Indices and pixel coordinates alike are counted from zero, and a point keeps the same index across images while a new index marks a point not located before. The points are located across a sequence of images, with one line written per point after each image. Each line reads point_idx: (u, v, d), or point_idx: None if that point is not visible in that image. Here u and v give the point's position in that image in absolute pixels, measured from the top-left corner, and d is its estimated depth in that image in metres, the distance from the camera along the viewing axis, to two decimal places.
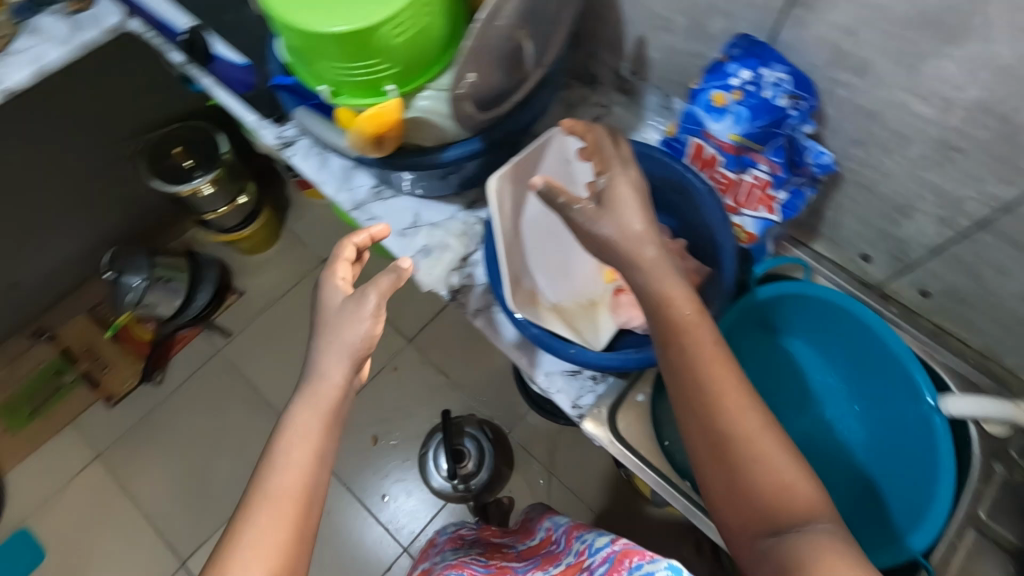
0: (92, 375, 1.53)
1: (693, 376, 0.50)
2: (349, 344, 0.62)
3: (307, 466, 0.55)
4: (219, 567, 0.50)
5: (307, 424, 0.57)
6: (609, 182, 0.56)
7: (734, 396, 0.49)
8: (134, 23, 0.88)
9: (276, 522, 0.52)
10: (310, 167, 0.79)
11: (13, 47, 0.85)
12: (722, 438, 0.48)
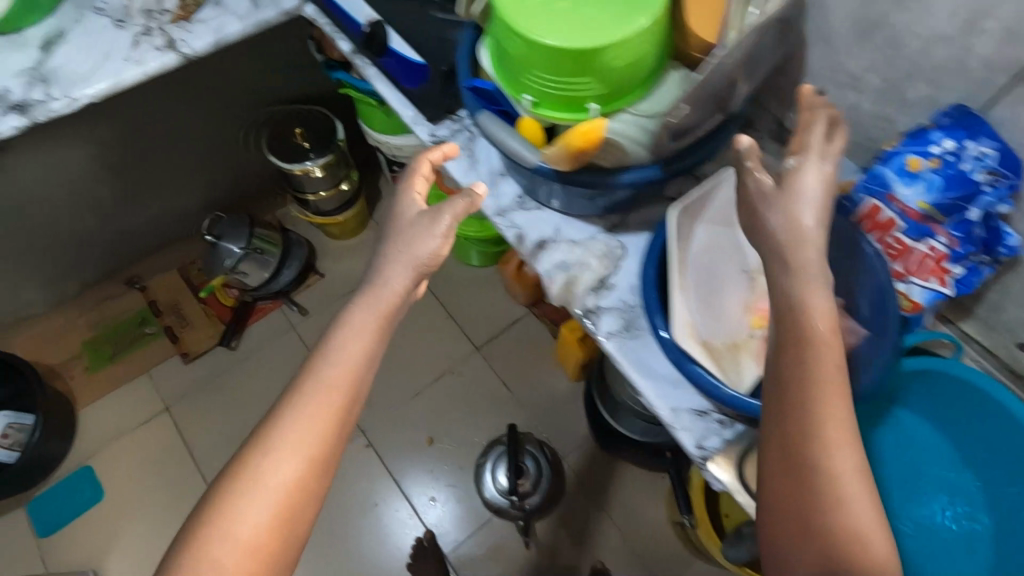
0: (173, 331, 1.58)
1: (801, 391, 0.47)
2: (418, 258, 0.66)
3: (359, 360, 0.60)
4: (269, 423, 0.58)
5: (363, 320, 0.62)
6: (798, 166, 0.53)
7: (839, 430, 0.46)
8: (310, 9, 0.92)
9: (323, 402, 0.58)
10: (458, 169, 0.81)
11: (199, 16, 0.91)
12: (809, 463, 0.46)
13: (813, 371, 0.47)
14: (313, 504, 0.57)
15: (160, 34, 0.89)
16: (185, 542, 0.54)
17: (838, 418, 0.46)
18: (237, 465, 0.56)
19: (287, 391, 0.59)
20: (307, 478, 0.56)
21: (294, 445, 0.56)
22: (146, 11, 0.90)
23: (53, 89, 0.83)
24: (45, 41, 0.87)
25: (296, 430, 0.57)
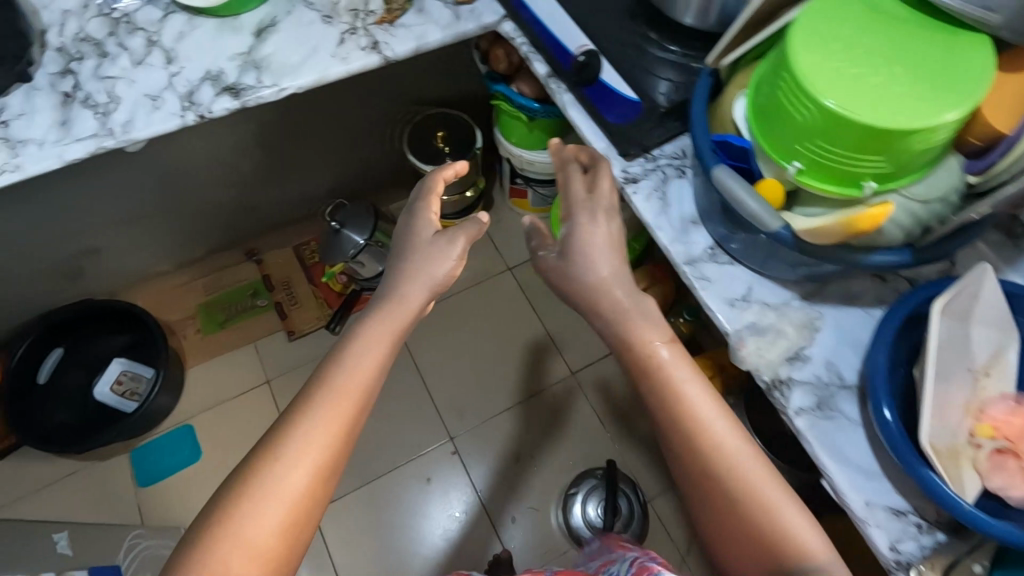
0: (282, 309, 1.62)
1: (671, 409, 0.65)
2: (433, 278, 0.71)
3: (369, 373, 0.64)
4: (278, 436, 0.59)
5: (378, 333, 0.67)
6: (571, 231, 0.71)
7: (722, 434, 0.63)
8: (508, 26, 0.92)
9: (338, 407, 0.61)
10: (649, 209, 0.79)
11: (401, 22, 0.92)
12: (702, 466, 0.62)
13: (679, 396, 0.64)
14: (317, 508, 0.58)
15: (365, 36, 0.90)
16: (184, 562, 0.53)
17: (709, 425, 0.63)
18: (243, 476, 0.57)
19: (292, 407, 0.61)
20: (317, 485, 0.58)
21: (305, 453, 0.58)
22: (352, 10, 0.92)
23: (265, 76, 0.86)
24: (259, 28, 0.90)
25: (312, 437, 0.59)
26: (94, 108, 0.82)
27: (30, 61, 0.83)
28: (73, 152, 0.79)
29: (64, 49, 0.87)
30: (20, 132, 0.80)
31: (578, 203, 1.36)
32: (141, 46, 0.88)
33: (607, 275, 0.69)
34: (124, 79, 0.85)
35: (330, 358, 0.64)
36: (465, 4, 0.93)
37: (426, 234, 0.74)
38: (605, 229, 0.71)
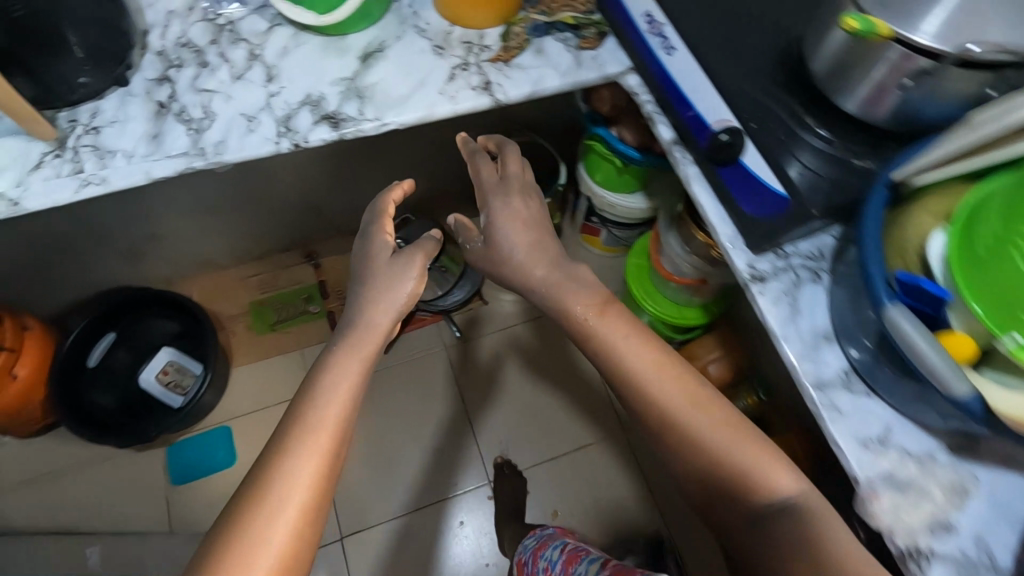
0: (335, 318, 1.57)
1: (627, 384, 0.69)
2: (405, 290, 0.75)
3: (343, 403, 0.67)
4: (260, 486, 0.61)
5: (347, 362, 0.70)
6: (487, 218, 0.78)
7: (682, 396, 0.67)
8: (633, 80, 0.84)
9: (325, 415, 0.65)
10: (776, 315, 0.69)
11: (517, 62, 0.84)
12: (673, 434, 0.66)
13: (624, 366, 0.69)
14: (319, 524, 0.62)
15: (477, 73, 0.83)
16: None
17: (667, 389, 0.68)
18: (232, 523, 0.59)
19: (274, 442, 0.63)
20: (317, 497, 0.61)
21: (299, 472, 0.61)
22: (466, 43, 0.86)
23: (368, 108, 0.80)
24: (366, 52, 0.84)
25: (303, 463, 0.62)
26: (188, 122, 0.77)
27: (129, 65, 0.79)
28: (161, 169, 0.74)
29: (165, 53, 0.83)
30: (111, 141, 0.75)
31: (662, 258, 1.26)
32: (242, 59, 0.83)
33: (530, 253, 0.75)
34: (222, 93, 0.80)
35: (302, 398, 0.67)
36: (589, 50, 0.85)
37: (379, 252, 0.77)
38: (520, 208, 0.78)
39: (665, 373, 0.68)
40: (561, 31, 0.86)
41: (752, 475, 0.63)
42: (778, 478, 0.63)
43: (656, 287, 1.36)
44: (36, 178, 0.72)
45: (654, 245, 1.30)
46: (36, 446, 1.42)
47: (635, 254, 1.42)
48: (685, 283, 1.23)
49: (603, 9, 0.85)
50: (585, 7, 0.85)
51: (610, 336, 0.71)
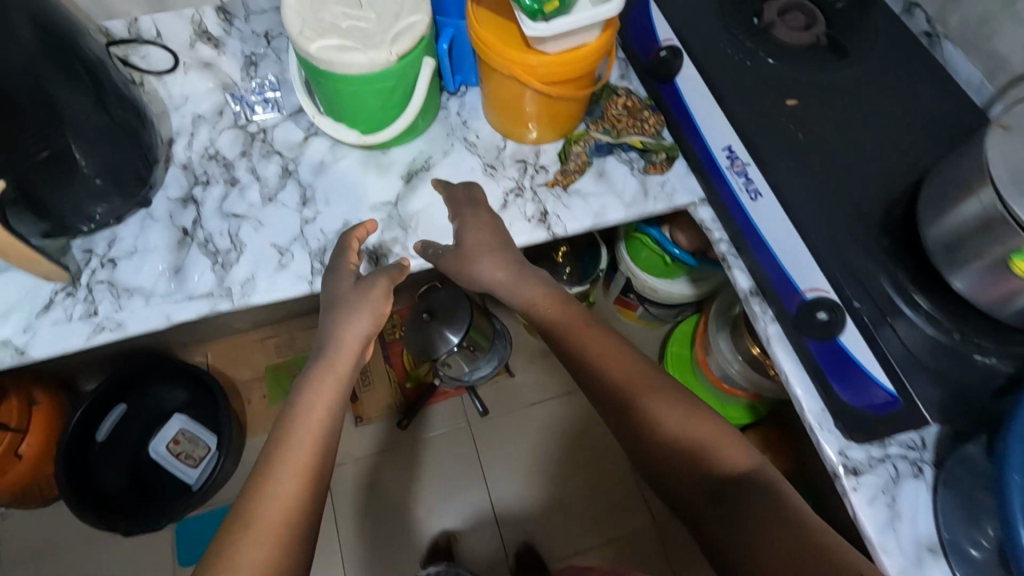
0: (354, 390, 1.47)
1: (594, 378, 0.64)
2: (376, 308, 0.65)
3: (321, 425, 0.57)
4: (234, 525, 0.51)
5: (325, 384, 0.60)
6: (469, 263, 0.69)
7: (624, 370, 0.63)
8: (706, 212, 0.75)
9: (316, 409, 0.58)
10: (874, 520, 0.61)
11: (577, 186, 0.76)
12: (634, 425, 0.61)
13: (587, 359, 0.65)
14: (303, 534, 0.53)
15: (532, 201, 0.75)
16: None
17: (617, 360, 0.64)
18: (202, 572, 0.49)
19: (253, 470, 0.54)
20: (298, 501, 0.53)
21: (291, 474, 0.53)
22: (521, 163, 0.78)
23: (411, 242, 0.72)
24: (410, 170, 0.76)
25: (282, 490, 0.52)
26: (213, 254, 0.70)
27: (152, 186, 0.72)
28: (183, 313, 0.67)
29: (190, 166, 0.75)
30: (128, 276, 0.68)
31: (708, 359, 1.19)
32: (275, 176, 0.75)
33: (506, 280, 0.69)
34: (251, 219, 0.72)
35: (280, 426, 0.57)
36: (656, 175, 0.77)
37: (344, 270, 0.67)
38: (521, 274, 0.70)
39: (617, 353, 0.64)
40: (625, 151, 0.78)
41: (715, 467, 0.57)
42: (733, 448, 0.58)
43: (695, 380, 1.26)
44: (45, 322, 0.65)
45: (701, 342, 1.21)
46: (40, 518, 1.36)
47: (675, 342, 1.33)
48: (740, 394, 1.17)
49: (675, 132, 0.77)
50: (655, 128, 0.76)
51: (570, 325, 0.67)
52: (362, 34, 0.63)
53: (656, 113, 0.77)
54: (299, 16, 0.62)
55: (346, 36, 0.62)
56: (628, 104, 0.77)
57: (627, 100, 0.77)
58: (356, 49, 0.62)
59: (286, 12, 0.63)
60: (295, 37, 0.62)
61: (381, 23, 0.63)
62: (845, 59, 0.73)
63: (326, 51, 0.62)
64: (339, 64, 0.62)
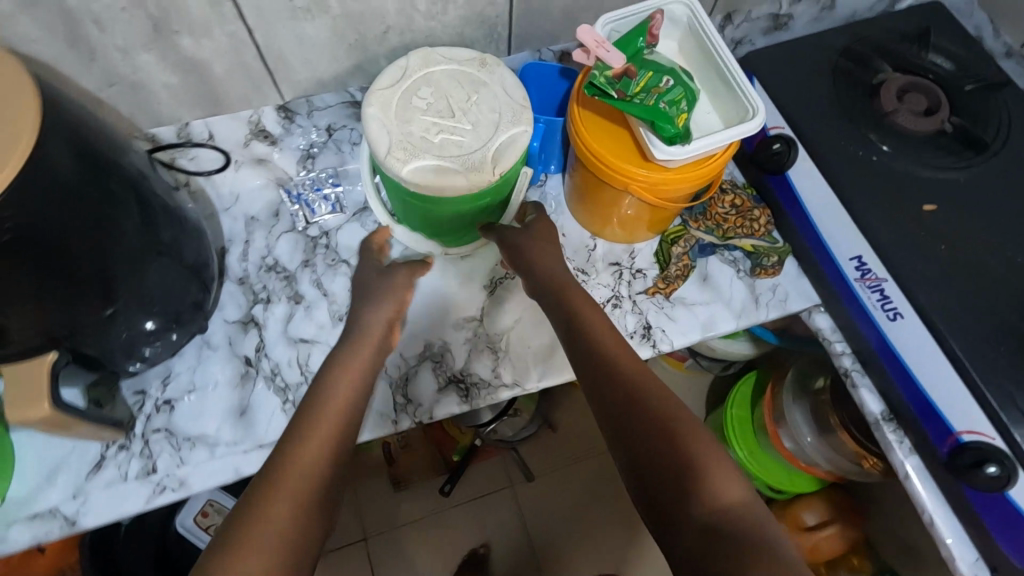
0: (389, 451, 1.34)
1: (593, 359, 0.53)
2: (399, 295, 0.63)
3: (351, 394, 0.53)
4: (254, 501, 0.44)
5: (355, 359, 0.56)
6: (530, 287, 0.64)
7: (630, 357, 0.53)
8: (824, 321, 0.68)
9: (345, 384, 0.53)
10: None
11: (679, 293, 0.69)
12: (628, 423, 0.49)
13: (592, 334, 0.55)
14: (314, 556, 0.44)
15: (632, 312, 0.67)
16: None
17: (621, 345, 0.54)
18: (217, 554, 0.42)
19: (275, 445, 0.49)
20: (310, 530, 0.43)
21: (319, 439, 0.49)
22: (614, 266, 0.70)
23: (504, 369, 0.64)
24: (493, 278, 0.68)
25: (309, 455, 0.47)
26: (283, 390, 0.62)
27: (209, 311, 0.63)
28: (253, 465, 0.59)
29: (247, 280, 0.67)
30: (189, 422, 0.60)
31: (781, 430, 1.09)
32: (343, 291, 0.66)
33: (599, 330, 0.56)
34: (321, 344, 0.64)
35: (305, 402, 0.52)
36: (766, 278, 0.69)
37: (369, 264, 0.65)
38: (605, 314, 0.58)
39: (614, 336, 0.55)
40: (730, 251, 0.70)
41: (704, 476, 0.45)
42: (728, 469, 0.46)
43: (759, 447, 1.18)
44: (96, 483, 0.57)
45: (769, 411, 1.12)
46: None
47: (735, 403, 1.25)
48: (821, 474, 1.08)
49: (786, 232, 0.70)
50: (766, 228, 0.69)
51: (579, 302, 0.58)
52: (460, 149, 0.54)
53: (764, 210, 0.70)
54: (388, 132, 0.54)
55: (443, 154, 0.54)
56: (736, 202, 0.70)
57: (734, 197, 0.70)
58: (455, 170, 0.54)
59: (371, 127, 0.54)
60: (384, 158, 0.54)
61: (480, 135, 0.55)
62: (982, 152, 0.66)
63: (421, 174, 0.53)
64: (436, 188, 0.53)
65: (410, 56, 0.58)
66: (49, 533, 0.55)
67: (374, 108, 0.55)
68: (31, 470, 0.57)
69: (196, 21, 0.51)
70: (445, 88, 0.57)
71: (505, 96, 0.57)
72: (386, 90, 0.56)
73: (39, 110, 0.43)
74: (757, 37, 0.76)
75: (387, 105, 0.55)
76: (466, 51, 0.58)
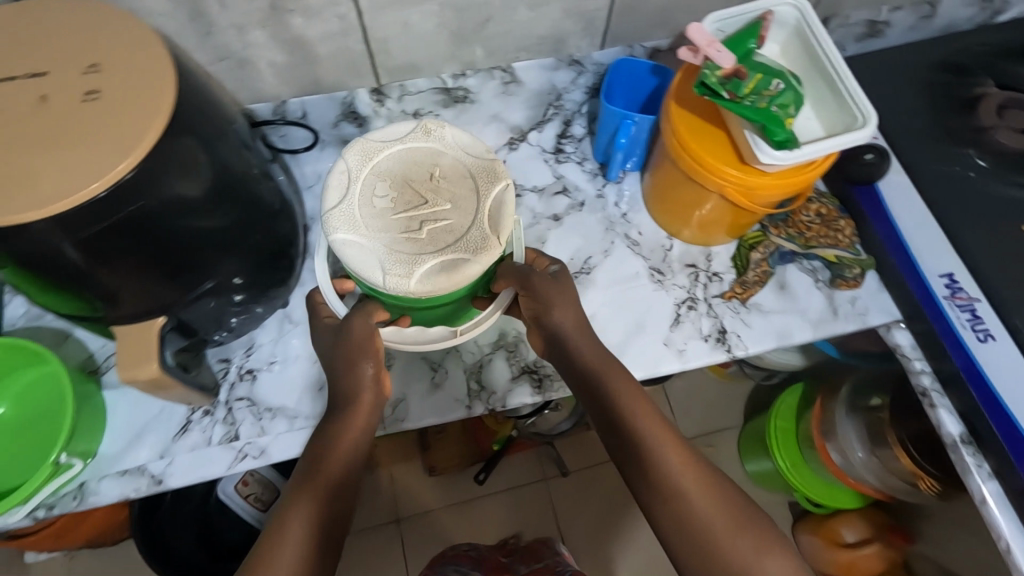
0: (424, 437, 1.34)
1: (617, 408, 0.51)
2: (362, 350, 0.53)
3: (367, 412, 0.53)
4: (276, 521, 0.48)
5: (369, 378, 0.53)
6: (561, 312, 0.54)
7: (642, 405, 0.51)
8: (904, 337, 0.67)
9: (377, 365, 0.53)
10: None
11: (755, 300, 0.68)
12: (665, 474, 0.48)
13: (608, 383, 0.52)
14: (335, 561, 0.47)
15: (708, 316, 0.67)
16: None
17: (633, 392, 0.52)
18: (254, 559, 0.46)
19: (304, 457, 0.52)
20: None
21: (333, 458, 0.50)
22: (691, 267, 0.69)
23: None
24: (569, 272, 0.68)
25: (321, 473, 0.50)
26: None
27: (292, 285, 0.65)
28: None
29: None
30: (270, 393, 0.61)
31: (830, 445, 1.05)
32: None
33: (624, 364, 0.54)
34: None
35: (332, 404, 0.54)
36: (847, 290, 0.68)
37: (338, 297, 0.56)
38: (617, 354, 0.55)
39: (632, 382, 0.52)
40: (809, 260, 0.69)
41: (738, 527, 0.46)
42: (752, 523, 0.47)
43: (803, 462, 1.15)
44: (182, 446, 0.59)
45: (817, 424, 1.07)
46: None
47: (779, 415, 1.21)
48: (868, 492, 1.04)
49: (872, 246, 0.68)
50: (850, 239, 0.68)
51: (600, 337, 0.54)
52: (454, 236, 0.50)
53: (850, 221, 0.69)
54: (377, 254, 0.49)
55: (439, 247, 0.49)
56: (821, 211, 0.69)
57: (820, 206, 0.69)
58: (460, 259, 0.49)
59: (354, 257, 0.49)
60: (385, 277, 0.49)
61: (464, 214, 0.50)
62: None
63: (430, 279, 0.49)
64: (452, 283, 0.49)
65: (348, 158, 0.52)
66: (137, 490, 0.57)
67: (352, 233, 0.49)
68: (120, 429, 0.59)
69: (313, 2, 0.52)
70: (402, 177, 0.52)
71: (475, 158, 0.53)
72: (346, 207, 0.50)
73: (167, 118, 0.42)
74: (851, 42, 0.74)
75: (357, 222, 0.50)
76: (405, 129, 0.53)
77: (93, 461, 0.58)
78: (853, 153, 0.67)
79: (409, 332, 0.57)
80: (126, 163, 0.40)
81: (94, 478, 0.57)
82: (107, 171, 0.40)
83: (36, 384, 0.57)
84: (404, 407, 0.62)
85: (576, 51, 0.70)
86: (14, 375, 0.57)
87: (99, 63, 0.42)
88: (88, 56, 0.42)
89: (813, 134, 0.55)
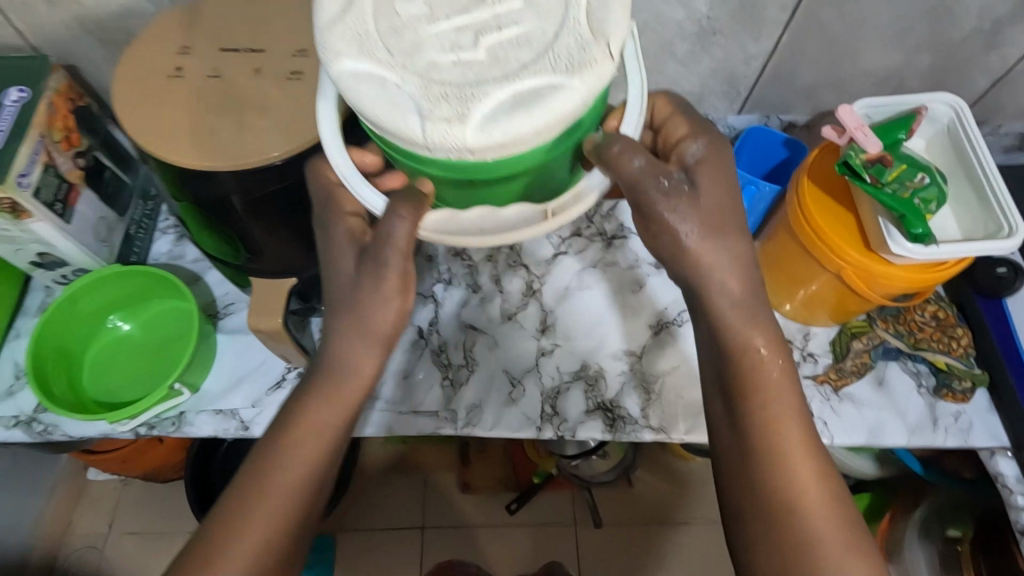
0: (467, 454, 1.34)
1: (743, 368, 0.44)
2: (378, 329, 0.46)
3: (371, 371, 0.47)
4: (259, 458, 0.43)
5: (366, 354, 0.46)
6: None
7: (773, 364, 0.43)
8: (1008, 467, 0.62)
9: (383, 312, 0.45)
10: None
11: (848, 390, 0.66)
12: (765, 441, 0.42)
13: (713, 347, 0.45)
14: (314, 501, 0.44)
15: None
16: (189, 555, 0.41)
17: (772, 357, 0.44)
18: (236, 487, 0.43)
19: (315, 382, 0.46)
20: (282, 551, 0.42)
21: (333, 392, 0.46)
22: (785, 342, 0.68)
23: (654, 415, 0.64)
24: (660, 320, 0.68)
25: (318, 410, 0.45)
26: (445, 368, 0.66)
27: None
28: (406, 427, 0.64)
29: (435, 260, 0.71)
30: None
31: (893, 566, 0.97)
32: (518, 293, 0.70)
33: None
34: (488, 336, 0.68)
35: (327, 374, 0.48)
36: (952, 402, 0.64)
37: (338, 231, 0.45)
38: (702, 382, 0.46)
39: (797, 401, 0.43)
40: (914, 362, 0.66)
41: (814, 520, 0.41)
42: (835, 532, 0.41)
43: None
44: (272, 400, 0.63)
45: (881, 542, 1.00)
46: (134, 511, 1.21)
47: None
48: None
49: (987, 361, 0.64)
50: (965, 350, 0.64)
51: None
52: (529, 51, 0.31)
53: (967, 330, 0.65)
54: (404, 86, 0.31)
55: (508, 70, 0.31)
56: (938, 314, 0.65)
57: (937, 309, 0.65)
58: (534, 84, 0.31)
59: (371, 96, 0.31)
60: (424, 127, 0.31)
61: (541, 16, 0.32)
62: None
63: (491, 121, 0.30)
64: (534, 127, 0.31)
65: None
66: (226, 430, 0.62)
67: (370, 61, 0.32)
68: (223, 372, 0.64)
69: None
70: None
71: None
72: (352, 22, 0.33)
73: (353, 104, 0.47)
74: (998, 152, 0.72)
75: (373, 41, 0.32)
76: None
77: (196, 395, 0.63)
78: (985, 262, 0.66)
79: (467, 219, 0.39)
80: (308, 138, 0.45)
81: (192, 410, 0.62)
82: (292, 142, 0.45)
83: (167, 314, 0.65)
84: (477, 412, 0.64)
85: (713, 111, 0.72)
86: (152, 303, 0.65)
87: (306, 48, 0.48)
88: (298, 42, 0.49)
89: (949, 234, 0.54)
